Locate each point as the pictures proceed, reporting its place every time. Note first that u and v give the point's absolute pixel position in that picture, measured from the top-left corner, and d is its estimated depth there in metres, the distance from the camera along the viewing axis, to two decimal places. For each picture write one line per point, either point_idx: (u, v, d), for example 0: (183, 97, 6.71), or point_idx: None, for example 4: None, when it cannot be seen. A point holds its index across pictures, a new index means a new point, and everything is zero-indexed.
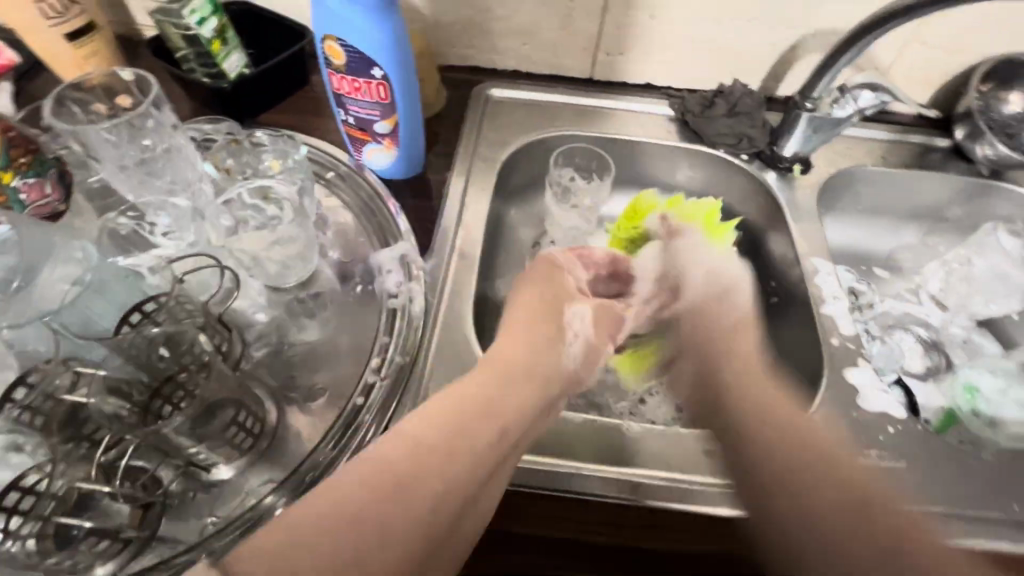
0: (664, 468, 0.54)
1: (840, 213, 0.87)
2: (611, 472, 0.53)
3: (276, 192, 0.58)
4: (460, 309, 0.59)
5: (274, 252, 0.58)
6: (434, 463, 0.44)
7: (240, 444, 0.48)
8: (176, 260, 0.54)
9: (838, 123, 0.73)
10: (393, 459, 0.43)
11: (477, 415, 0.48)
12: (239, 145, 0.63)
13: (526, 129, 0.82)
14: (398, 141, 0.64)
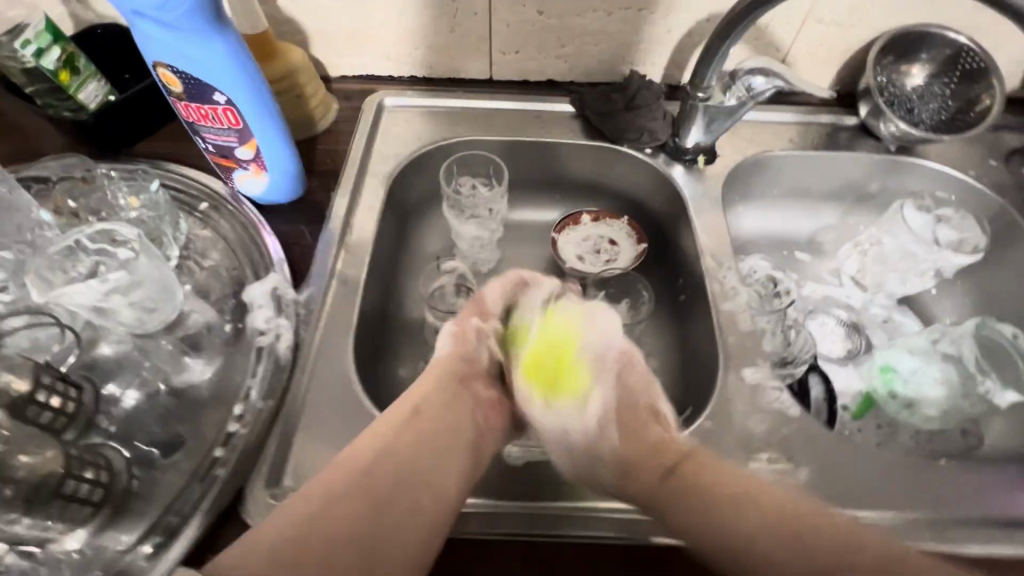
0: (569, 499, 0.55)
1: (754, 201, 0.85)
2: (508, 506, 0.54)
3: (120, 233, 0.55)
4: (337, 341, 0.57)
5: (116, 299, 0.53)
6: (383, 513, 0.44)
7: (81, 514, 0.45)
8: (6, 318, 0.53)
9: (733, 113, 0.71)
10: (331, 511, 0.42)
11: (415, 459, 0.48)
12: (87, 185, 0.61)
13: (421, 139, 0.78)
14: (265, 165, 0.61)
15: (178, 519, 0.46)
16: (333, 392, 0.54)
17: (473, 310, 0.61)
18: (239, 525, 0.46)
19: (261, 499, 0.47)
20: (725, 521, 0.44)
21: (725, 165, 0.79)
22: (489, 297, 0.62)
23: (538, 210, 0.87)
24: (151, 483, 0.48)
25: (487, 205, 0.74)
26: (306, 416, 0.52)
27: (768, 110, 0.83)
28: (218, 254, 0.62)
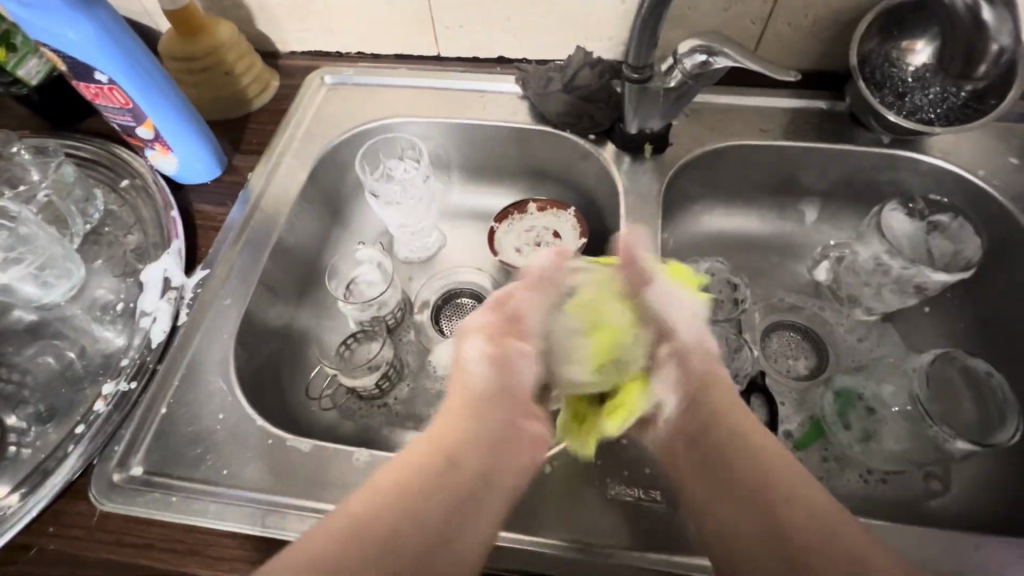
0: (581, 535, 0.49)
1: (716, 195, 0.77)
2: (517, 540, 0.49)
3: (13, 210, 0.57)
4: (219, 327, 0.57)
5: (7, 269, 0.56)
6: (402, 534, 0.36)
7: None
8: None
9: (678, 94, 0.64)
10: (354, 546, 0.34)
11: (447, 476, 0.40)
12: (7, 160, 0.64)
13: (356, 119, 0.76)
14: (169, 146, 0.61)
15: (28, 488, 0.48)
16: (205, 379, 0.54)
17: (511, 333, 0.50)
18: (80, 500, 0.47)
19: (104, 476, 0.48)
20: (742, 493, 0.41)
21: (679, 155, 0.71)
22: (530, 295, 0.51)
23: (482, 192, 0.83)
24: (20, 452, 0.51)
25: (410, 188, 0.73)
26: (169, 402, 0.52)
27: (739, 92, 0.73)
28: (123, 231, 0.64)
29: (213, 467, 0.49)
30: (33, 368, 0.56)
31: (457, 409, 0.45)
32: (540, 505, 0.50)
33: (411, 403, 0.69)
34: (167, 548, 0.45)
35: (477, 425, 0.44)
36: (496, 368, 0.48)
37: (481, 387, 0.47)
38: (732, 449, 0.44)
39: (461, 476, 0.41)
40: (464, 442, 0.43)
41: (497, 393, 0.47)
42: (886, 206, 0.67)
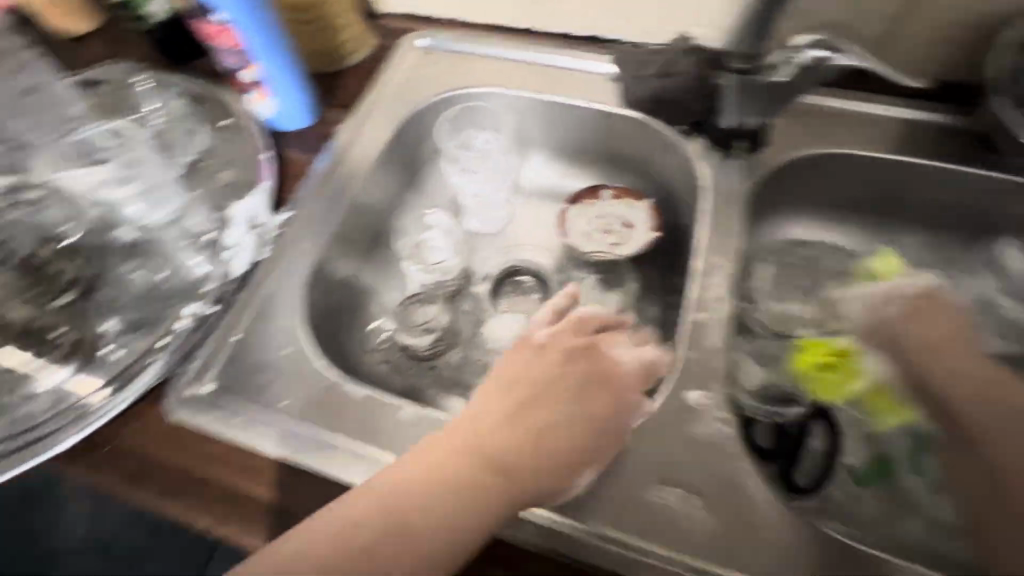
0: (652, 538, 0.45)
1: (808, 204, 0.71)
2: (588, 529, 0.46)
3: (122, 131, 0.66)
4: (294, 267, 0.60)
5: (131, 195, 0.63)
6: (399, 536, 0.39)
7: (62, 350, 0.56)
8: (31, 189, 0.63)
9: (783, 93, 0.60)
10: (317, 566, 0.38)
11: (467, 492, 0.41)
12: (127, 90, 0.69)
13: (444, 85, 0.76)
14: (271, 91, 0.64)
15: (116, 386, 0.53)
16: (275, 314, 0.57)
17: (524, 347, 0.50)
18: (158, 406, 0.51)
19: (180, 387, 0.52)
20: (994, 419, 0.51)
21: (773, 156, 0.66)
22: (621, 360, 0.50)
23: (560, 173, 0.80)
24: (110, 354, 0.55)
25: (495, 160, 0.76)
26: (241, 332, 0.56)
27: (850, 96, 0.67)
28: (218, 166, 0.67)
29: (276, 396, 0.52)
30: (126, 281, 0.61)
31: (461, 426, 0.45)
32: (603, 493, 0.47)
33: (461, 370, 0.70)
34: (224, 462, 0.49)
35: (472, 436, 0.44)
36: (566, 406, 0.46)
37: (536, 416, 0.46)
38: (973, 372, 0.53)
39: (471, 496, 0.41)
40: (494, 458, 0.43)
41: (558, 433, 0.45)
42: (1002, 240, 0.66)
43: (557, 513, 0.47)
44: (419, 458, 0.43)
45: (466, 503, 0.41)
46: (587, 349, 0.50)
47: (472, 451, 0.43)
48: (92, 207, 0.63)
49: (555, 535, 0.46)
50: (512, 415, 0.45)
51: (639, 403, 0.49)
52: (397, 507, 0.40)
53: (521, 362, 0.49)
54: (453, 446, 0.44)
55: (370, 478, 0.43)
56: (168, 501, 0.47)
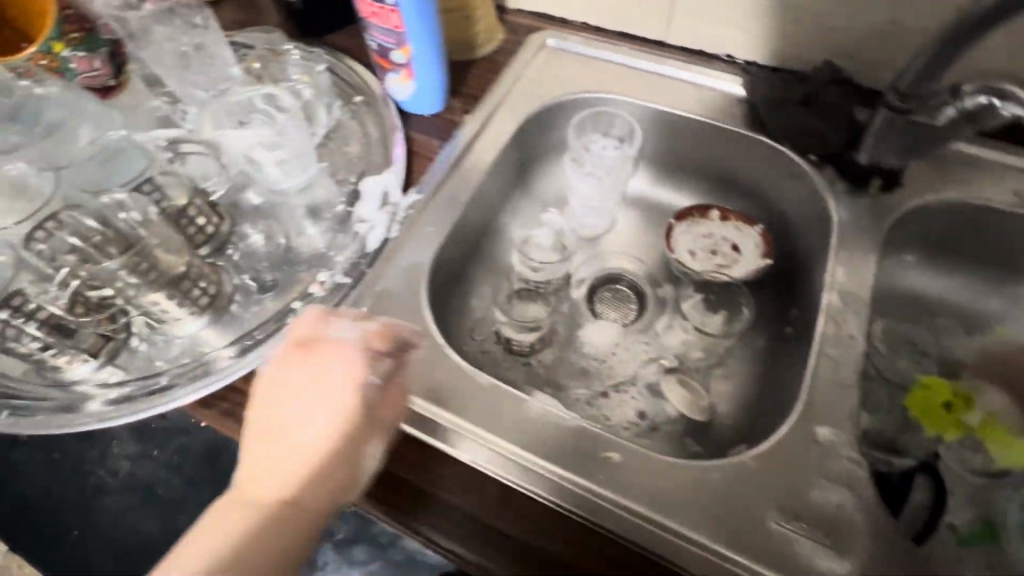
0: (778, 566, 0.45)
1: (932, 250, 0.69)
2: (710, 548, 0.45)
3: (283, 102, 0.63)
4: (424, 248, 0.61)
5: (267, 156, 0.60)
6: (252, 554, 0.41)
7: (196, 301, 0.55)
8: (184, 145, 0.63)
9: (936, 134, 0.58)
10: None
11: (261, 528, 0.42)
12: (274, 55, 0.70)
13: (569, 86, 0.76)
14: (414, 73, 0.65)
15: (248, 344, 0.54)
16: (403, 291, 0.58)
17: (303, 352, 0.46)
18: None
19: None
20: None
21: (907, 198, 0.65)
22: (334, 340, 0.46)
23: (666, 189, 0.80)
24: (242, 312, 0.57)
25: (609, 167, 0.74)
26: (371, 304, 0.57)
27: (996, 146, 0.65)
28: (352, 142, 0.69)
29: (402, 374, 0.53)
30: (258, 243, 0.62)
31: (274, 432, 0.44)
32: (727, 515, 0.47)
33: (555, 369, 0.71)
34: None
35: (250, 474, 0.43)
36: (317, 413, 0.44)
37: (286, 430, 0.44)
38: None
39: (306, 520, 0.43)
40: (257, 493, 0.43)
41: (272, 442, 0.44)
42: None
43: (679, 527, 0.46)
44: (224, 518, 0.42)
45: (264, 540, 0.42)
46: (315, 363, 0.45)
47: (260, 488, 0.43)
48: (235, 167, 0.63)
49: (679, 549, 0.46)
50: (273, 426, 0.44)
51: (393, 412, 0.46)
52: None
53: (296, 369, 0.45)
54: (231, 506, 0.43)
55: (208, 514, 0.43)
56: None
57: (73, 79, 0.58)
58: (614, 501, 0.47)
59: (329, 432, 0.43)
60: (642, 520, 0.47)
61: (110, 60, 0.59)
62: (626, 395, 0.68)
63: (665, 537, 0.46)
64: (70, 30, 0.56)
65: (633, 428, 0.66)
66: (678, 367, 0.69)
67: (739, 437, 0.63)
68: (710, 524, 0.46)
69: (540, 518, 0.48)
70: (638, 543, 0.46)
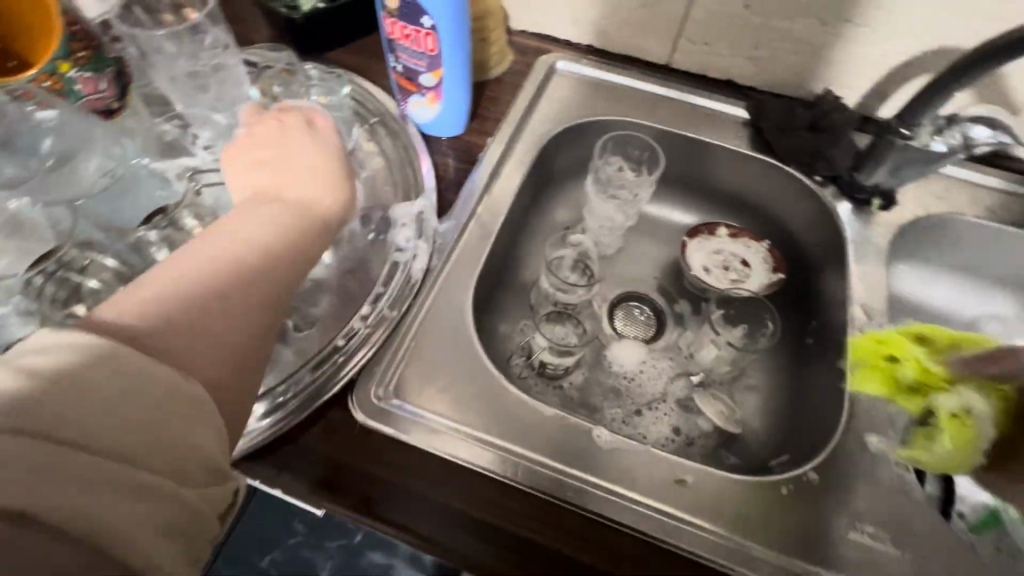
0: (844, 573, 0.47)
1: (919, 260, 0.76)
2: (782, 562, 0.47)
3: None
4: (466, 275, 0.59)
5: None
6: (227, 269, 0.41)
7: None
8: (203, 172, 0.59)
9: (933, 159, 0.64)
10: (176, 310, 0.38)
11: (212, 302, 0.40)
12: (290, 76, 0.67)
13: (584, 109, 0.77)
14: (442, 97, 0.64)
15: (285, 394, 0.49)
16: (451, 322, 0.56)
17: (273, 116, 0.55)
18: (345, 410, 0.49)
19: (367, 394, 0.50)
20: None
21: (902, 215, 0.71)
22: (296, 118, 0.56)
23: (675, 208, 0.83)
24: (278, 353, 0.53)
25: (631, 189, 0.75)
26: (420, 337, 0.55)
27: (971, 167, 0.73)
28: (375, 166, 0.66)
29: (465, 409, 0.52)
30: None
31: (263, 180, 0.50)
32: (794, 527, 0.49)
33: (588, 391, 0.70)
34: (415, 473, 0.48)
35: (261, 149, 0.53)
36: (309, 185, 0.50)
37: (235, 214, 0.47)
38: None
39: (277, 284, 0.43)
40: (229, 271, 0.41)
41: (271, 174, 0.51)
42: None
43: (752, 544, 0.48)
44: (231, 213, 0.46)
45: (210, 313, 0.39)
46: (284, 124, 0.55)
47: (224, 244, 0.42)
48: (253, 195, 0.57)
49: (758, 563, 0.47)
50: (282, 167, 0.51)
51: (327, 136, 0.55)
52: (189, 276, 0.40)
53: (250, 145, 0.53)
54: (188, 257, 0.41)
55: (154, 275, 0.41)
56: (361, 511, 0.45)
57: (76, 103, 0.49)
58: (691, 521, 0.48)
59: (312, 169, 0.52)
60: (718, 541, 0.47)
61: (116, 80, 0.51)
62: (659, 412, 0.69)
63: (739, 552, 0.47)
64: (76, 47, 0.47)
65: (669, 443, 0.67)
66: (706, 381, 0.71)
67: (772, 446, 0.66)
68: (779, 539, 0.48)
69: (585, 534, 0.47)
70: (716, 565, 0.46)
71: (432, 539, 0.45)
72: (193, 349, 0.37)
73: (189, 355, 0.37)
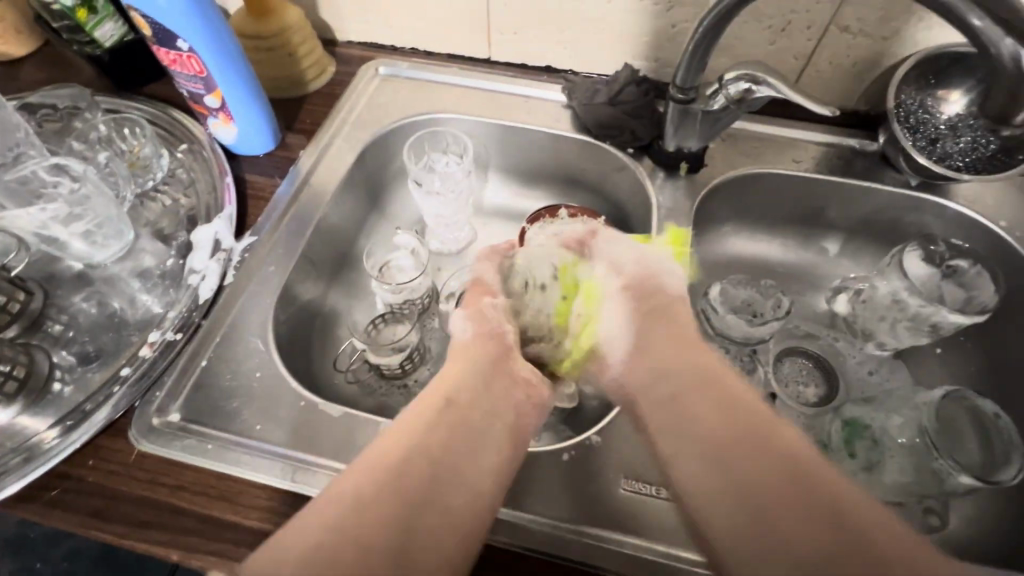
0: (648, 537, 0.48)
1: (746, 214, 0.78)
2: (589, 534, 0.48)
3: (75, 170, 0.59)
4: (264, 289, 0.60)
5: (67, 233, 0.58)
6: (436, 470, 0.43)
7: None
8: None
9: (717, 119, 0.67)
10: (367, 504, 0.39)
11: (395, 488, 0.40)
12: (76, 119, 0.68)
13: (406, 110, 0.78)
14: (232, 116, 0.64)
15: (70, 423, 0.50)
16: (245, 335, 0.57)
17: (482, 291, 0.61)
18: (121, 438, 0.49)
19: (145, 420, 0.50)
20: None
21: (711, 176, 0.73)
22: (489, 277, 0.62)
23: (520, 194, 0.84)
24: (64, 389, 0.53)
25: (454, 182, 0.75)
26: (212, 357, 0.55)
27: (774, 122, 0.76)
28: (178, 194, 0.66)
29: (249, 422, 0.51)
30: (81, 313, 0.58)
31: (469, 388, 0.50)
32: (588, 491, 0.51)
33: None
34: (197, 491, 0.47)
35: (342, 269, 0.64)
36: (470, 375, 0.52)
37: (460, 435, 0.46)
38: None
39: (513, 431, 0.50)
40: (450, 472, 0.43)
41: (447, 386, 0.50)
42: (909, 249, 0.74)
43: (556, 517, 0.49)
44: (410, 421, 0.46)
45: (413, 477, 0.42)
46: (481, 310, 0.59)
47: (462, 435, 0.46)
48: (37, 244, 0.60)
49: (568, 541, 0.48)
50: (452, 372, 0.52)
51: (486, 342, 0.56)
52: (428, 437, 0.44)
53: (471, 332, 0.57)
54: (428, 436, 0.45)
55: (348, 477, 0.41)
56: (134, 535, 0.45)
57: None
58: (513, 514, 0.49)
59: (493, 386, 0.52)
60: (526, 523, 0.49)
61: None
62: None
63: (548, 531, 0.48)
64: None
65: None
66: None
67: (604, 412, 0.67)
68: (585, 510, 0.49)
69: None
70: (537, 549, 0.47)
71: (229, 561, 0.44)
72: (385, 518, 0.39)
73: (372, 522, 0.38)
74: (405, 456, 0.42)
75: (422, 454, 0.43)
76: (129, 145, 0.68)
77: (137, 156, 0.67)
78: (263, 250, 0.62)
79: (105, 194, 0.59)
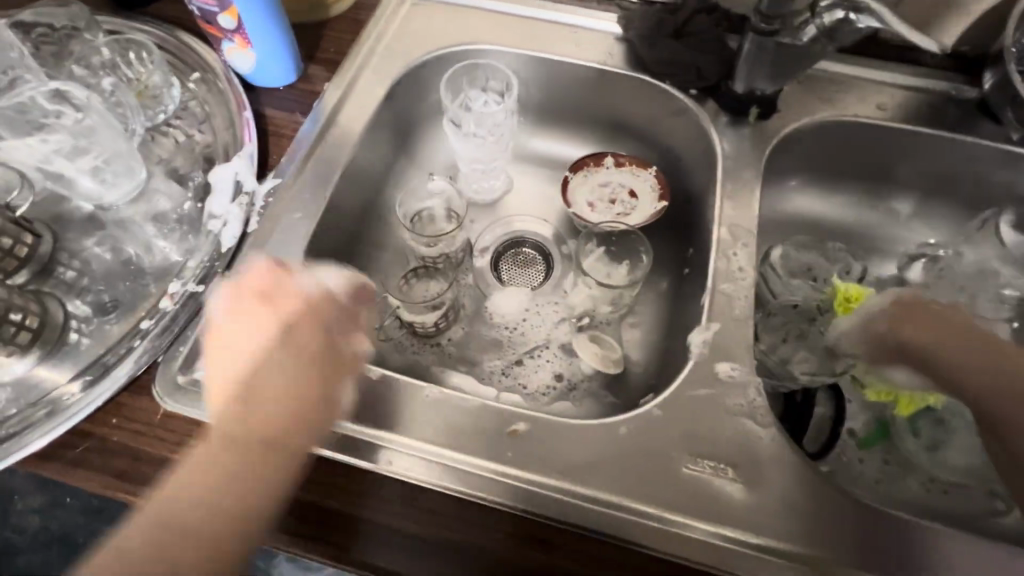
0: (707, 521, 0.44)
1: (816, 171, 0.71)
2: (638, 511, 0.44)
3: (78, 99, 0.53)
4: (291, 239, 0.54)
5: (73, 168, 0.53)
6: (204, 511, 0.37)
7: None
8: None
9: (801, 57, 0.58)
10: (176, 527, 0.36)
11: (258, 454, 0.39)
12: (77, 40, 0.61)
13: (440, 41, 0.70)
14: (250, 41, 0.57)
15: (91, 377, 0.46)
16: None
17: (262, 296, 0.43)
18: (145, 396, 0.46)
19: (168, 375, 0.46)
20: None
21: (783, 124, 0.65)
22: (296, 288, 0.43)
23: (560, 139, 0.76)
24: (82, 341, 0.49)
25: (494, 125, 0.68)
26: None
27: (858, 63, 0.67)
28: (192, 129, 0.60)
29: None
30: (94, 259, 0.54)
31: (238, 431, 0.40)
32: (646, 459, 0.46)
33: (464, 346, 0.67)
34: None
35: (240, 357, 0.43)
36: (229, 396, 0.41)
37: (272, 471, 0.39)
38: None
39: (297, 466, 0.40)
40: (220, 530, 0.37)
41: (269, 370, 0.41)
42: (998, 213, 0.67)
43: (599, 490, 0.44)
44: (232, 423, 0.40)
45: (199, 532, 0.37)
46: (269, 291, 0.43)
47: (230, 487, 0.38)
48: (43, 181, 0.54)
49: (619, 521, 0.43)
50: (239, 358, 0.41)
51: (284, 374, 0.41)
52: (225, 458, 0.38)
53: (248, 323, 0.42)
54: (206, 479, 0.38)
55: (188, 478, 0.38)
56: None
57: None
58: (554, 487, 0.44)
59: (287, 442, 0.40)
60: (565, 498, 0.44)
61: None
62: (540, 360, 0.66)
63: (585, 506, 0.44)
64: None
65: (549, 390, 0.64)
66: (588, 323, 0.67)
67: (650, 382, 0.63)
68: (636, 489, 0.45)
69: (442, 514, 0.44)
70: (575, 525, 0.43)
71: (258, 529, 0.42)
72: (180, 558, 0.36)
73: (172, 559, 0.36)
74: (211, 477, 0.38)
75: (211, 476, 0.38)
76: (141, 74, 0.61)
77: (150, 85, 0.61)
78: (289, 196, 0.56)
79: (113, 128, 0.54)
